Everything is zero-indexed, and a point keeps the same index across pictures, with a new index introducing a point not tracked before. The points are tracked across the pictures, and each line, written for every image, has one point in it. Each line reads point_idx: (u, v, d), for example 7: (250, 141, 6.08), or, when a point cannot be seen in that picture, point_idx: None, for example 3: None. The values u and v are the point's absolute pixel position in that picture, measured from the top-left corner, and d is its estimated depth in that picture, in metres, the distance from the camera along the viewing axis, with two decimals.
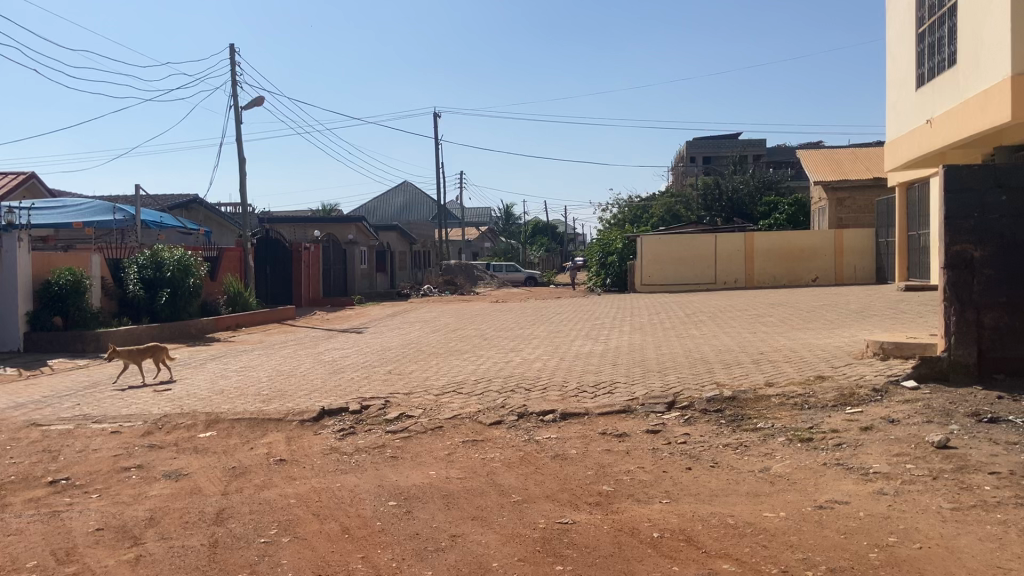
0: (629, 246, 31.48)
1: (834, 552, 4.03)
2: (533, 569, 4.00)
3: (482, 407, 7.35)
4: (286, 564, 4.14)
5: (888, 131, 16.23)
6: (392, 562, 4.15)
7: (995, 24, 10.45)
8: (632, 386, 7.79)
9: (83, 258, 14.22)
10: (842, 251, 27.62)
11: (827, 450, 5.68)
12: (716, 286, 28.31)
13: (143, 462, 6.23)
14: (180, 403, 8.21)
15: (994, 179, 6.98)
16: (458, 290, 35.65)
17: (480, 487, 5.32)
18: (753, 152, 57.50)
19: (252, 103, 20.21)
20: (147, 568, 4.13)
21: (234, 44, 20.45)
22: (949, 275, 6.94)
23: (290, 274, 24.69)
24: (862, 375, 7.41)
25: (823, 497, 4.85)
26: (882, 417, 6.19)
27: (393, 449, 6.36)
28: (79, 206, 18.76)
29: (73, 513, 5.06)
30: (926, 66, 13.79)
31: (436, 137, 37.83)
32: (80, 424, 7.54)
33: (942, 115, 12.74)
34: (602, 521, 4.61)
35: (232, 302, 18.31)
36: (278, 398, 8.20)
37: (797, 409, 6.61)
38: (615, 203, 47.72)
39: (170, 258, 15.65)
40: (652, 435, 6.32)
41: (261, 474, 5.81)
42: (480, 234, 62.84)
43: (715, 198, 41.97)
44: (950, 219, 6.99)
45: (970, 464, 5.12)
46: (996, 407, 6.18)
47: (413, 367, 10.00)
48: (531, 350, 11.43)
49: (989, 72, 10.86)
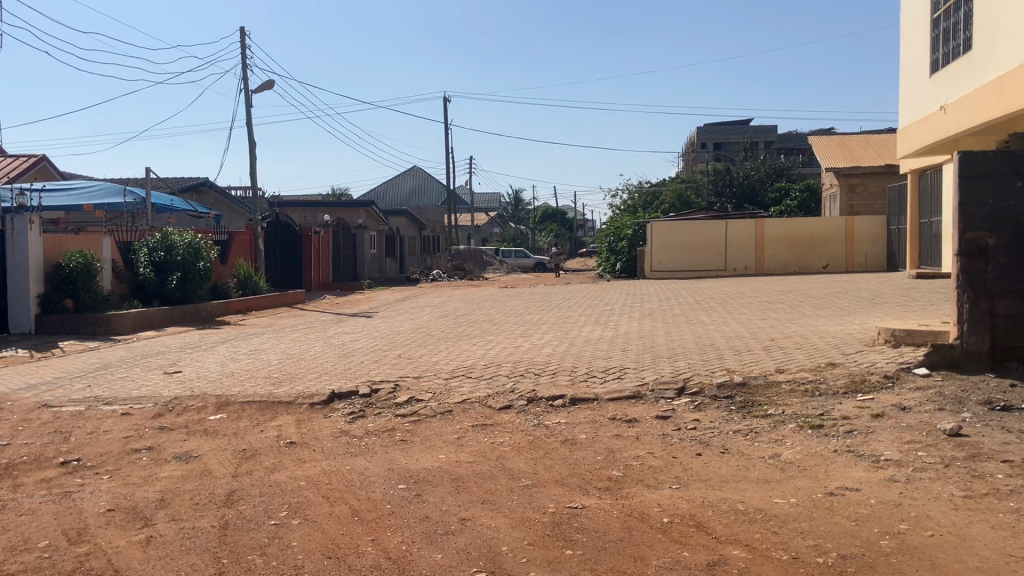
0: (639, 232, 31.39)
1: (845, 539, 4.02)
2: (543, 553, 4.00)
3: (493, 392, 7.35)
4: (296, 547, 4.14)
5: (902, 117, 16.09)
6: (401, 545, 4.15)
7: (1011, 8, 10.33)
8: (641, 372, 7.77)
9: (93, 241, 14.26)
10: (854, 238, 27.50)
11: (837, 437, 5.66)
12: (726, 273, 28.27)
13: (153, 445, 6.23)
14: (190, 385, 8.24)
15: (1010, 166, 6.86)
16: (467, 277, 35.59)
17: (489, 470, 5.34)
18: (763, 139, 56.93)
19: (263, 86, 20.20)
20: (158, 550, 4.14)
21: (245, 28, 20.46)
22: (962, 264, 6.88)
23: (299, 257, 24.75)
24: (874, 362, 7.37)
25: (834, 483, 4.83)
26: (893, 405, 6.16)
27: (403, 432, 6.37)
28: (90, 189, 18.75)
29: (84, 494, 5.08)
30: (942, 51, 13.65)
31: (447, 123, 37.70)
32: (91, 405, 7.57)
33: (956, 100, 12.61)
34: (611, 506, 4.61)
35: (241, 285, 18.35)
36: (288, 381, 8.23)
37: (808, 396, 6.59)
38: (625, 189, 47.51)
39: (181, 241, 15.66)
40: (662, 421, 6.32)
41: (271, 457, 5.82)
42: (489, 221, 62.59)
43: (725, 185, 41.78)
44: (963, 206, 6.92)
45: (982, 452, 5.09)
46: (1009, 396, 6.14)
47: (422, 352, 10.00)
48: (540, 335, 11.44)
49: (1005, 60, 10.77)
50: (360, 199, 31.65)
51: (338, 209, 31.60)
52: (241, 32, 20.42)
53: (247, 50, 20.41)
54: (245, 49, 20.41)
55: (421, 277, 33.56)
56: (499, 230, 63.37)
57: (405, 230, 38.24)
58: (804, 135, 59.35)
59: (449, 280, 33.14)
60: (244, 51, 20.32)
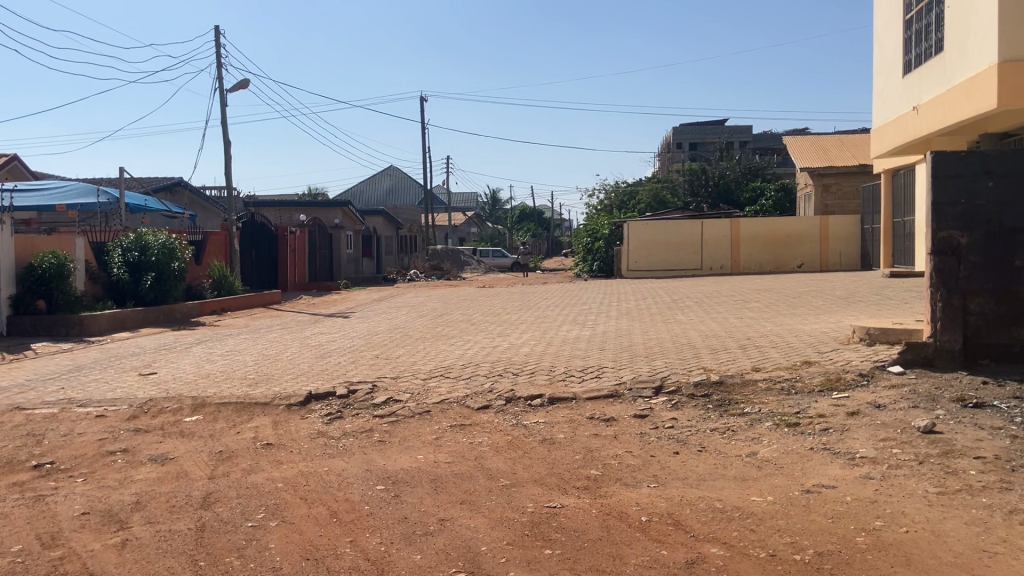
0: (616, 232, 31.51)
1: (821, 536, 4.05)
2: (522, 552, 4.01)
3: (471, 391, 7.36)
4: (274, 549, 4.12)
5: (875, 117, 16.23)
6: (381, 546, 4.14)
7: (982, 11, 10.45)
8: (619, 371, 7.78)
9: (66, 241, 14.11)
10: (829, 237, 27.75)
11: (813, 434, 5.71)
12: (702, 272, 28.38)
13: (128, 446, 6.18)
14: (166, 386, 8.19)
15: (981, 166, 6.95)
16: (444, 277, 35.53)
17: (468, 470, 5.34)
18: (738, 139, 57.28)
19: (238, 86, 20.04)
20: (133, 553, 4.10)
21: (220, 26, 20.29)
22: (935, 263, 6.95)
23: (275, 257, 24.61)
24: (849, 360, 7.44)
25: (810, 481, 4.87)
26: (868, 402, 6.23)
27: (381, 433, 6.37)
28: (62, 188, 18.53)
29: (58, 497, 5.03)
30: (914, 53, 13.80)
31: (423, 122, 37.62)
32: (65, 407, 7.49)
33: (929, 102, 12.75)
34: (590, 505, 4.62)
35: (217, 286, 18.20)
36: (265, 382, 8.19)
37: (784, 394, 6.65)
38: (601, 188, 47.62)
39: (156, 241, 15.48)
40: (640, 419, 6.35)
41: (247, 458, 5.79)
42: (465, 221, 62.56)
43: (700, 184, 41.86)
44: (937, 206, 6.99)
45: (955, 449, 5.15)
46: (982, 393, 6.22)
47: (401, 351, 10.01)
48: (518, 334, 11.46)
49: (976, 60, 10.88)
50: (337, 199, 31.52)
51: (314, 209, 31.45)
52: (215, 31, 20.26)
53: (222, 49, 20.24)
54: (219, 47, 20.25)
55: (398, 277, 33.47)
56: (476, 229, 63.41)
57: (382, 230, 38.16)
58: (780, 137, 59.52)
59: (426, 280, 33.11)
60: (217, 49, 20.16)
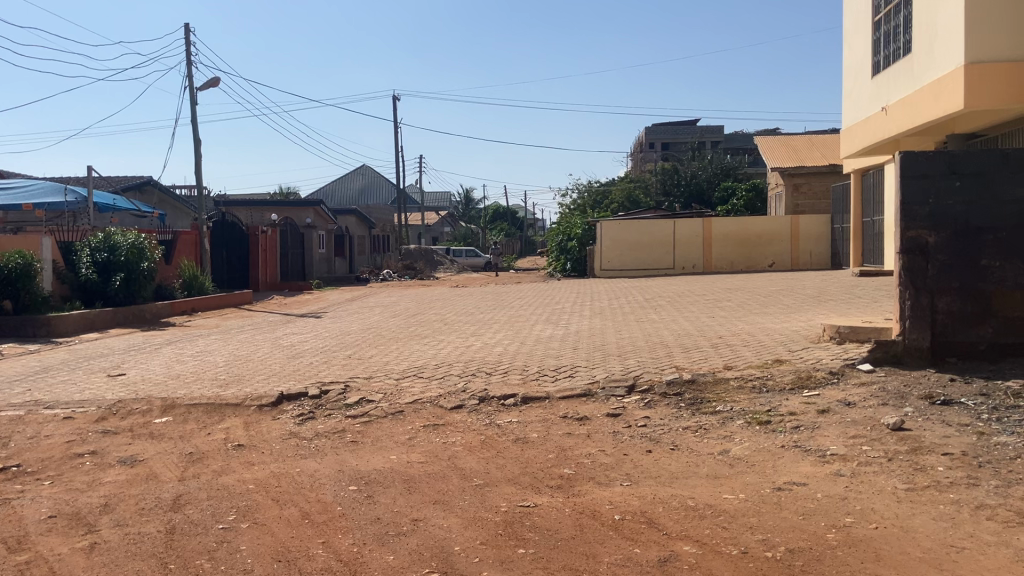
0: (589, 231, 31.56)
1: (793, 533, 4.08)
2: (495, 552, 4.00)
3: (444, 391, 7.34)
4: (245, 550, 4.09)
5: (844, 117, 16.41)
6: (353, 547, 4.11)
7: (948, 13, 10.61)
8: (593, 370, 7.80)
9: (32, 241, 13.91)
10: (799, 237, 28.03)
11: (784, 432, 5.75)
12: (674, 271, 28.50)
13: (97, 448, 6.10)
14: (135, 387, 8.09)
15: (948, 166, 7.05)
16: (417, 276, 35.42)
17: (441, 470, 5.32)
18: (710, 139, 57.62)
19: (207, 84, 19.88)
20: (102, 556, 4.05)
21: (189, 23, 20.10)
22: (904, 262, 7.01)
23: (246, 257, 24.42)
24: (819, 358, 7.50)
25: (782, 478, 4.90)
26: (838, 400, 6.28)
27: (353, 433, 6.33)
28: (28, 188, 18.27)
29: (24, 500, 4.95)
30: (882, 54, 13.97)
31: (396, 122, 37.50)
32: (32, 409, 7.38)
33: (897, 103, 12.91)
34: (563, 504, 4.62)
35: (187, 286, 18.02)
36: (236, 383, 8.12)
37: (755, 392, 6.69)
38: (574, 188, 47.67)
39: (125, 241, 15.28)
40: (612, 418, 6.36)
41: (218, 459, 5.74)
42: (439, 220, 62.41)
43: (673, 184, 42.03)
44: (905, 205, 7.07)
45: (924, 445, 5.21)
46: (950, 390, 6.30)
47: (374, 351, 9.97)
48: (491, 334, 11.43)
49: (942, 62, 11.02)
50: (309, 199, 31.32)
51: (286, 208, 31.22)
52: (185, 29, 20.08)
53: (191, 46, 20.07)
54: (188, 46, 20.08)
55: (371, 277, 33.33)
56: (450, 228, 63.28)
57: (354, 229, 37.96)
58: (752, 137, 59.89)
59: (399, 280, 32.99)
60: (187, 47, 19.99)
